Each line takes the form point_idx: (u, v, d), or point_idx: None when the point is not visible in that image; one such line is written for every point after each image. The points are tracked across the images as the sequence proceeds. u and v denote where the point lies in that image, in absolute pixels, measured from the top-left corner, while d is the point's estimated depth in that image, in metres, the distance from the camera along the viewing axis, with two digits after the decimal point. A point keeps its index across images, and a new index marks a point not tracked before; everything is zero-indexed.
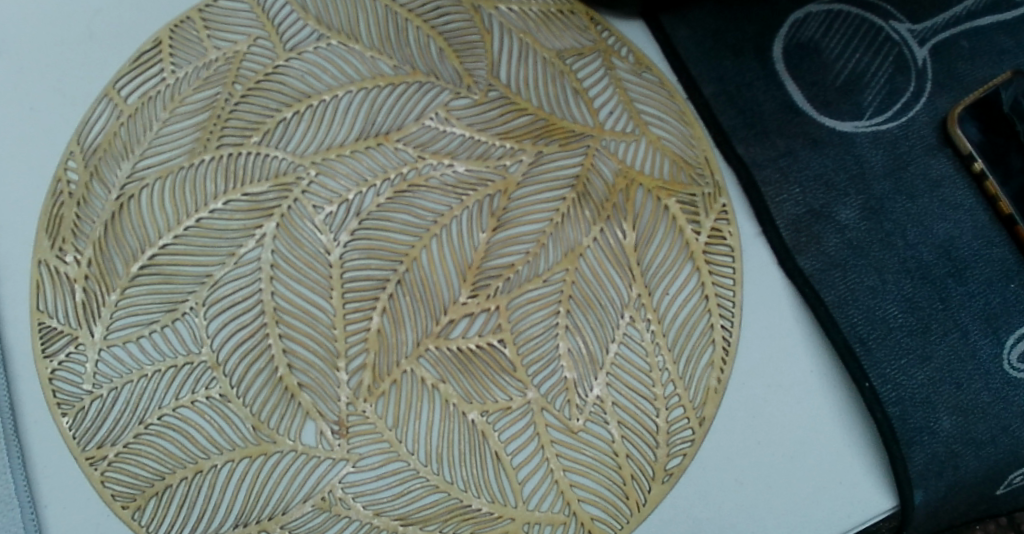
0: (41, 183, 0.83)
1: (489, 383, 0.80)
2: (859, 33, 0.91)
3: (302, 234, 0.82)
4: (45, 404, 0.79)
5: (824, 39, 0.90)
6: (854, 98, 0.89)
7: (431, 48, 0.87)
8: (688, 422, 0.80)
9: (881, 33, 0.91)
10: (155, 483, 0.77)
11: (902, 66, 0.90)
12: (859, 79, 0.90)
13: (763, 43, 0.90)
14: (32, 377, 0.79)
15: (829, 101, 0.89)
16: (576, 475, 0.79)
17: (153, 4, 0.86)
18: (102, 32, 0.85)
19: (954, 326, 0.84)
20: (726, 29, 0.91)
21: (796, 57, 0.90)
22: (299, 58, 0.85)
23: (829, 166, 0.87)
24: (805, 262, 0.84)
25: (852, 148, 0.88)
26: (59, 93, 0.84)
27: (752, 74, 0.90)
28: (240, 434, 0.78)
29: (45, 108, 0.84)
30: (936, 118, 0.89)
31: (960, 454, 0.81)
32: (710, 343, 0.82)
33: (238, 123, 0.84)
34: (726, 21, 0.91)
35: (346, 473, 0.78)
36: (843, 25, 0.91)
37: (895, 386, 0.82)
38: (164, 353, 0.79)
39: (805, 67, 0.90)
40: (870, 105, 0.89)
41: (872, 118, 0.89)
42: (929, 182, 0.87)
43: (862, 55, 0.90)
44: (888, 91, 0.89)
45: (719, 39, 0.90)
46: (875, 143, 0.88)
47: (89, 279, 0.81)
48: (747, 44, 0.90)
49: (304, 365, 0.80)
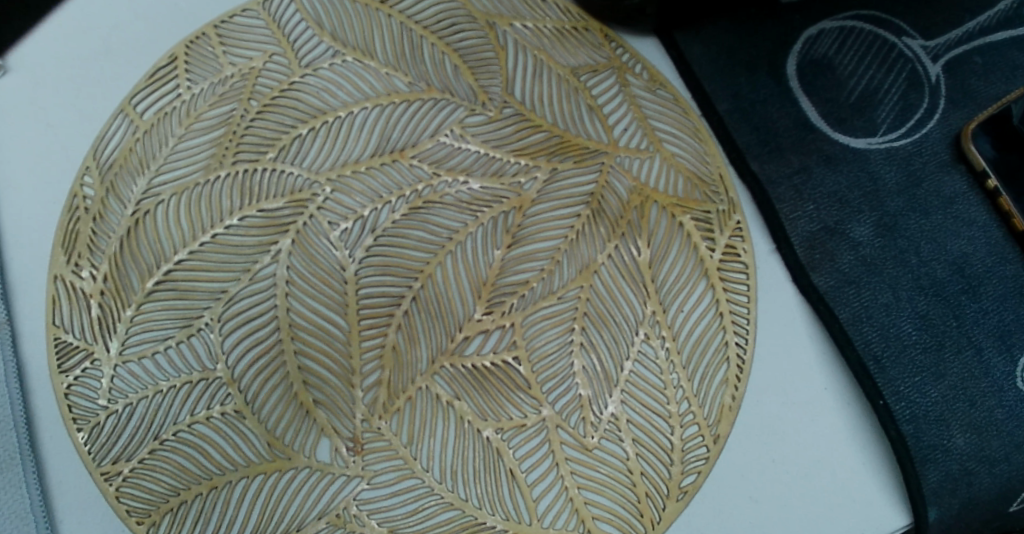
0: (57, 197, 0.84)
1: (503, 400, 0.80)
2: (872, 50, 0.92)
3: (317, 250, 0.82)
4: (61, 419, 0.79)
5: (837, 56, 0.91)
6: (867, 115, 0.90)
7: (446, 65, 0.87)
8: (702, 439, 0.80)
9: (894, 50, 0.92)
10: (170, 499, 0.77)
11: (916, 82, 0.91)
12: (872, 96, 0.90)
13: (777, 60, 0.91)
14: (48, 391, 0.80)
15: (843, 117, 0.89)
16: (591, 493, 0.78)
17: (168, 21, 0.88)
18: (118, 49, 0.87)
19: (968, 343, 0.83)
20: (740, 46, 0.91)
21: (810, 74, 0.91)
22: (314, 75, 0.86)
23: (843, 184, 0.87)
24: (820, 279, 0.84)
25: (866, 165, 0.88)
26: (81, 110, 0.86)
27: (766, 91, 0.90)
28: (255, 450, 0.78)
29: (64, 125, 0.85)
30: (949, 135, 0.89)
31: (974, 471, 0.81)
32: (725, 361, 0.81)
33: (253, 140, 0.84)
34: (739, 38, 0.92)
35: (361, 490, 0.77)
36: (856, 42, 0.92)
37: (909, 403, 0.82)
38: (179, 368, 0.80)
39: (818, 83, 0.90)
40: (883, 122, 0.89)
41: (885, 134, 0.89)
42: (942, 199, 0.87)
43: (874, 71, 0.91)
44: (902, 108, 0.90)
45: (733, 55, 0.91)
46: (889, 159, 0.88)
47: (105, 294, 0.81)
48: (761, 61, 0.91)
49: (319, 381, 0.80)
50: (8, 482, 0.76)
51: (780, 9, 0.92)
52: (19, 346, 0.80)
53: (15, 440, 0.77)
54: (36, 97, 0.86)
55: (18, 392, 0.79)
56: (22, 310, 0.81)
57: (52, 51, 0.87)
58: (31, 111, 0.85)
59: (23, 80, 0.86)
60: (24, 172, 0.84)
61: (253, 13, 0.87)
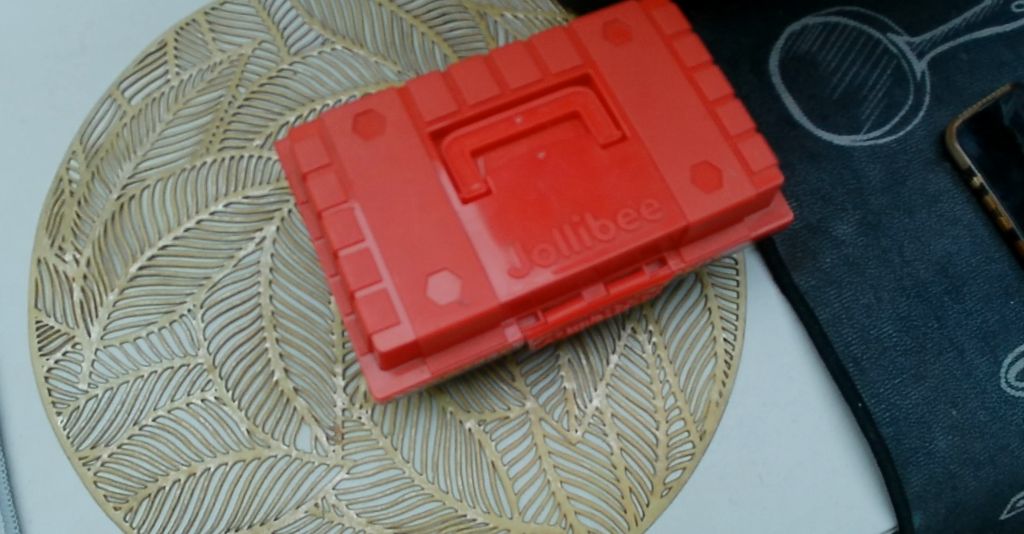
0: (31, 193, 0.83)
1: (488, 391, 0.79)
2: (856, 46, 0.91)
3: (301, 237, 0.81)
4: (32, 414, 0.78)
5: (821, 51, 0.91)
6: (851, 112, 0.89)
7: (435, 55, 0.86)
8: (688, 436, 0.78)
9: (878, 47, 0.91)
10: (148, 485, 0.76)
11: (900, 79, 0.91)
12: (857, 92, 0.90)
13: (759, 55, 0.91)
14: (19, 384, 0.79)
15: (826, 114, 0.89)
16: (574, 487, 0.77)
17: (146, 18, 0.88)
18: (94, 46, 0.87)
19: (950, 345, 0.83)
20: (722, 41, 0.91)
21: (794, 70, 0.90)
22: (303, 63, 0.86)
23: (827, 181, 0.87)
24: (801, 278, 0.84)
25: (849, 162, 0.88)
26: (73, 98, 0.85)
27: (748, 87, 0.90)
28: (235, 437, 0.77)
29: (36, 120, 0.85)
30: (934, 132, 0.89)
31: (959, 474, 0.81)
32: (712, 356, 0.80)
33: (240, 127, 0.84)
34: (721, 33, 0.91)
35: (340, 480, 0.76)
36: (841, 38, 0.91)
37: (889, 406, 0.82)
38: (160, 354, 0.79)
39: (801, 80, 0.90)
40: (868, 119, 0.89)
41: (870, 131, 0.89)
42: (927, 197, 0.87)
43: (859, 68, 0.91)
44: (886, 105, 0.90)
45: (715, 50, 0.91)
46: (873, 157, 0.88)
47: (88, 278, 0.80)
48: (743, 56, 0.91)
49: (300, 370, 0.79)
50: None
51: (763, 5, 0.92)
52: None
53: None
54: (13, 98, 0.86)
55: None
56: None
57: (31, 49, 0.87)
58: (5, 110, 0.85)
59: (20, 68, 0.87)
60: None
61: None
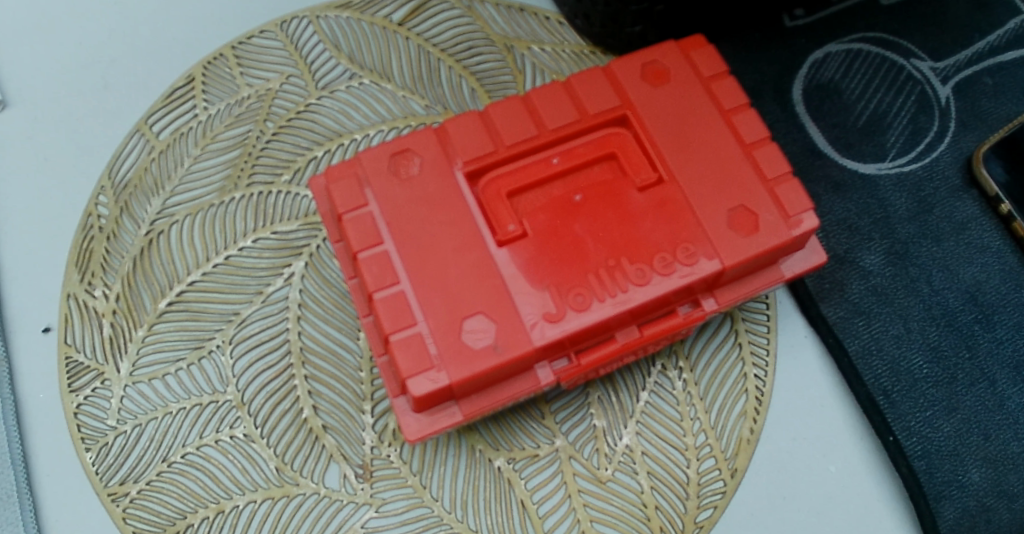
0: (55, 231, 0.85)
1: (517, 430, 0.78)
2: (879, 72, 0.91)
3: (329, 273, 0.81)
4: (58, 458, 0.79)
5: (845, 79, 0.90)
6: (876, 140, 0.89)
7: (462, 88, 0.86)
8: (719, 473, 0.77)
9: (902, 72, 0.91)
10: (177, 522, 0.76)
11: (926, 105, 0.90)
12: (882, 120, 0.89)
13: (783, 84, 0.90)
14: (47, 428, 0.80)
15: (852, 142, 0.89)
16: (603, 526, 0.76)
17: (168, 54, 0.90)
18: (115, 83, 0.89)
19: (982, 376, 0.82)
20: (745, 70, 0.91)
21: (817, 98, 0.90)
22: (331, 96, 0.86)
23: (852, 210, 0.86)
24: (829, 309, 0.84)
25: (874, 191, 0.87)
26: (104, 135, 0.87)
27: (772, 116, 0.89)
28: (264, 474, 0.77)
29: (59, 158, 0.87)
30: (961, 158, 0.88)
31: (993, 507, 0.79)
32: (743, 393, 0.79)
33: (268, 161, 0.84)
34: (744, 63, 0.91)
35: (369, 519, 0.76)
36: (864, 64, 0.91)
37: (920, 438, 0.80)
38: (188, 390, 0.79)
39: (825, 108, 0.90)
40: (893, 147, 0.88)
41: (895, 158, 0.88)
42: (955, 224, 0.86)
43: (883, 95, 0.90)
44: (912, 131, 0.89)
45: (738, 80, 0.91)
46: (899, 185, 0.87)
47: (117, 314, 0.81)
48: (766, 86, 0.90)
49: (329, 407, 0.78)
50: (5, 521, 0.77)
51: (786, 34, 0.92)
52: (15, 386, 0.81)
53: (13, 478, 0.78)
54: (34, 135, 0.87)
55: (16, 431, 0.79)
56: (18, 348, 0.82)
57: (54, 87, 0.89)
58: (27, 147, 0.87)
59: (53, 107, 0.88)
60: (20, 209, 0.85)
61: (271, 34, 0.88)
